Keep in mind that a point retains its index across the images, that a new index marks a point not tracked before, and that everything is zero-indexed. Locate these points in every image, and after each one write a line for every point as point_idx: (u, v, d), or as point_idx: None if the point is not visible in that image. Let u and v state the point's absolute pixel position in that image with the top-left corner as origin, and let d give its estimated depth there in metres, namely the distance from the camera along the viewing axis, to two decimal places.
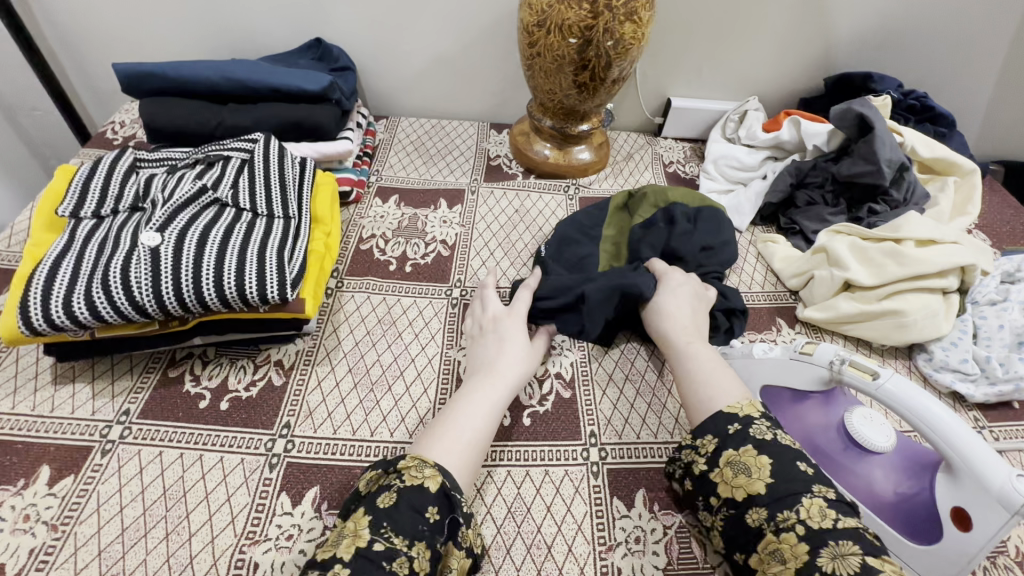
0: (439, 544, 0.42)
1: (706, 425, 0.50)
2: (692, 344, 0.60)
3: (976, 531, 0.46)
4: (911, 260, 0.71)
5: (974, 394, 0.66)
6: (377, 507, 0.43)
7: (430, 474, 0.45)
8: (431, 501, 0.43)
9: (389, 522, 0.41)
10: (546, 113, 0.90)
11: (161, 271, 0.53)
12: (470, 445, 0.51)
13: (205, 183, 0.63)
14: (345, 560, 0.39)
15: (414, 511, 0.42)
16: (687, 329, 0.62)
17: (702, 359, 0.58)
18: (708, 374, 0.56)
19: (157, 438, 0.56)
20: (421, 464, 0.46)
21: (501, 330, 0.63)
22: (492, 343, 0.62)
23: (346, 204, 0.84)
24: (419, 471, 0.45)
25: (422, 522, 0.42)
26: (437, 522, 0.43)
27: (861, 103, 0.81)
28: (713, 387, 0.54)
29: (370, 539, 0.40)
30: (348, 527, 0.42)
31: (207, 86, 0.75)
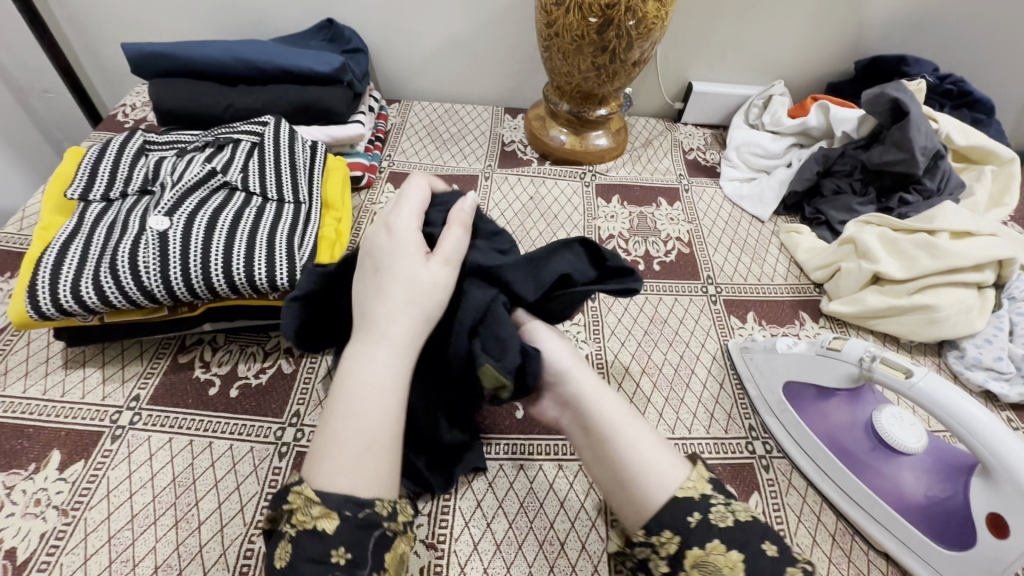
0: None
1: (659, 521, 0.39)
2: (606, 407, 0.46)
3: (1013, 538, 0.44)
4: (945, 253, 0.67)
5: (1009, 394, 0.63)
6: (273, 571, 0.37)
7: (320, 512, 0.36)
8: (332, 544, 0.36)
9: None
10: (562, 97, 0.87)
11: (169, 255, 0.52)
12: (360, 445, 0.38)
13: (214, 167, 0.62)
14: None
15: (311, 562, 0.36)
16: (594, 385, 0.47)
17: (632, 429, 0.44)
18: (644, 450, 0.43)
19: (167, 425, 0.56)
20: (307, 502, 0.37)
21: (380, 253, 0.46)
22: (370, 278, 0.45)
23: (358, 189, 0.83)
24: (307, 513, 0.37)
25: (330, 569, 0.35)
26: (350, 563, 0.36)
27: (897, 87, 0.76)
28: (653, 468, 0.42)
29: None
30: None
31: (217, 68, 0.73)
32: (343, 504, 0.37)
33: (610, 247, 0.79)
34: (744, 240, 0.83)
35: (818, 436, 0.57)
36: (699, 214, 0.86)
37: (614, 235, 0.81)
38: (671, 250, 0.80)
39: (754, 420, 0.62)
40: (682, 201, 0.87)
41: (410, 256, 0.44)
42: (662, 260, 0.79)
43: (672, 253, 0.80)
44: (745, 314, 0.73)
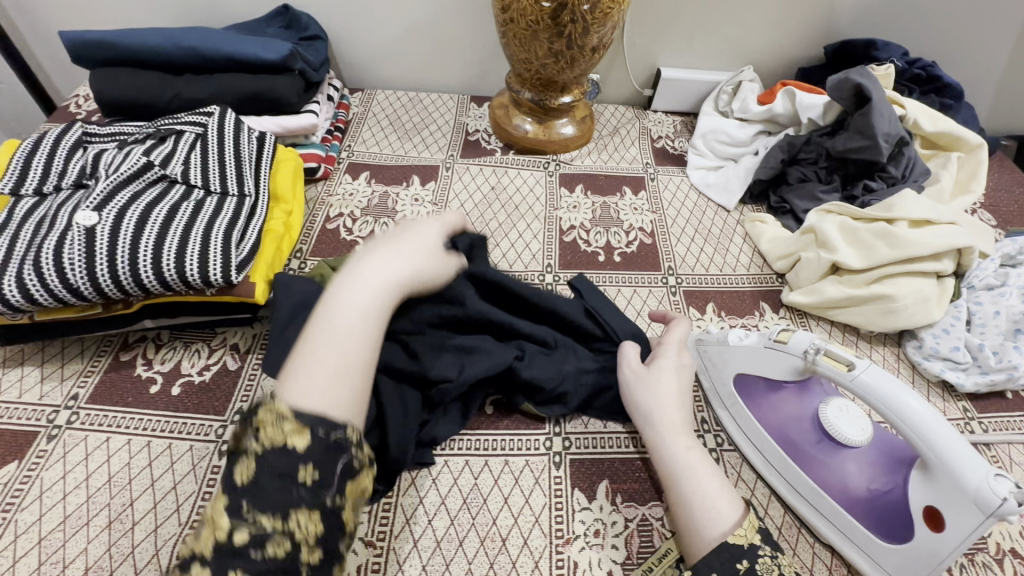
0: (327, 501, 0.36)
1: (710, 563, 0.42)
2: (692, 446, 0.49)
3: (949, 532, 0.43)
4: (903, 242, 0.66)
5: (964, 384, 0.63)
6: (234, 487, 0.36)
7: (292, 429, 0.36)
8: (300, 460, 0.36)
9: (249, 500, 0.35)
10: (524, 85, 0.85)
11: (96, 252, 0.51)
12: (333, 363, 0.40)
13: (152, 159, 0.60)
14: (206, 560, 0.34)
15: (277, 477, 0.35)
16: (682, 425, 0.51)
17: (708, 471, 0.48)
18: (716, 492, 0.46)
19: (104, 424, 0.55)
20: (278, 418, 0.37)
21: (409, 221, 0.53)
22: (391, 234, 0.51)
23: (314, 180, 0.81)
24: (276, 428, 0.36)
25: (296, 487, 0.36)
26: (316, 482, 0.36)
27: (861, 73, 0.75)
28: (721, 513, 0.45)
29: (231, 530, 0.35)
30: (207, 517, 0.36)
31: (160, 56, 0.71)
32: (316, 422, 0.37)
33: (570, 238, 0.78)
34: (708, 230, 0.81)
35: (767, 431, 0.56)
36: (663, 204, 0.84)
37: (575, 226, 0.80)
38: (633, 241, 0.79)
39: (707, 413, 0.62)
40: (647, 190, 0.86)
41: (434, 235, 0.53)
42: (623, 251, 0.77)
43: (634, 243, 0.78)
44: (704, 305, 0.72)
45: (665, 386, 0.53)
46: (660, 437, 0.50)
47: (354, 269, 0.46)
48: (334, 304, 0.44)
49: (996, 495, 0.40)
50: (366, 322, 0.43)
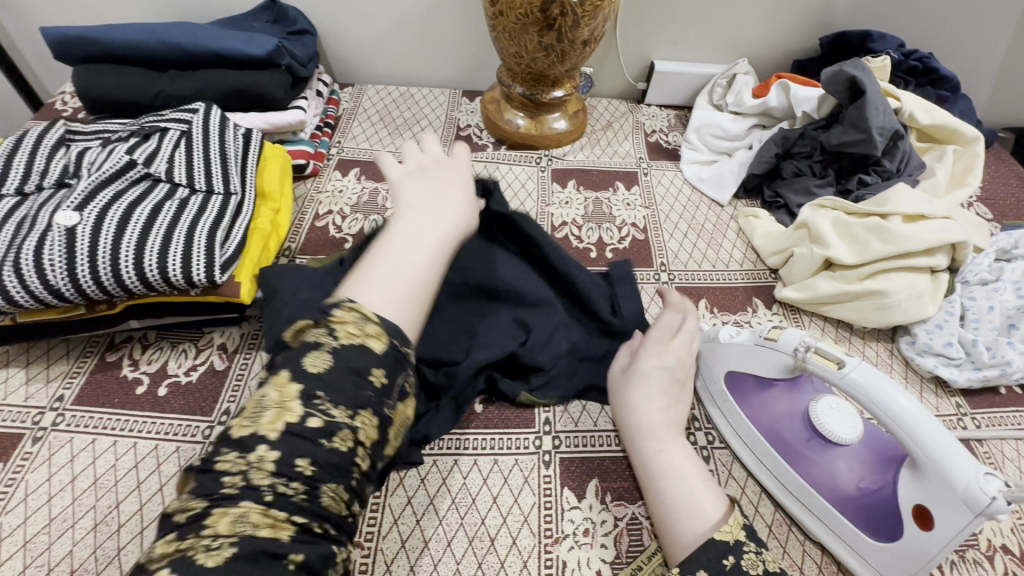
0: (388, 409, 0.37)
1: (697, 560, 0.41)
2: (662, 449, 0.49)
3: (937, 530, 0.43)
4: (896, 237, 0.66)
5: (957, 380, 0.62)
6: (305, 374, 0.35)
7: (372, 332, 0.38)
8: (376, 363, 0.37)
9: (322, 390, 0.35)
10: (515, 79, 0.84)
11: (77, 252, 0.50)
12: (405, 288, 0.42)
13: (135, 157, 0.60)
14: (271, 439, 0.33)
15: (351, 372, 0.36)
16: (655, 426, 0.50)
17: (677, 474, 0.47)
18: (685, 495, 0.45)
19: (90, 426, 0.55)
20: (361, 320, 0.38)
21: (440, 167, 0.54)
22: (428, 178, 0.52)
23: (303, 177, 0.80)
24: (359, 328, 0.37)
25: (367, 388, 0.36)
26: (385, 386, 0.37)
27: (856, 65, 0.74)
28: (691, 517, 0.44)
29: (303, 415, 0.34)
30: (270, 398, 0.35)
31: (143, 52, 0.70)
32: (394, 334, 0.39)
33: (562, 234, 0.77)
34: (701, 225, 0.81)
35: (758, 429, 0.56)
36: (656, 199, 0.83)
37: (567, 222, 0.79)
38: (625, 236, 0.78)
39: (698, 410, 0.62)
40: (640, 185, 0.85)
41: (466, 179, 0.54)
42: (615, 247, 0.77)
43: (627, 239, 0.78)
44: (696, 302, 0.71)
45: (634, 388, 0.52)
46: (635, 442, 0.51)
47: (422, 212, 0.48)
48: (397, 238, 0.46)
49: (984, 494, 0.40)
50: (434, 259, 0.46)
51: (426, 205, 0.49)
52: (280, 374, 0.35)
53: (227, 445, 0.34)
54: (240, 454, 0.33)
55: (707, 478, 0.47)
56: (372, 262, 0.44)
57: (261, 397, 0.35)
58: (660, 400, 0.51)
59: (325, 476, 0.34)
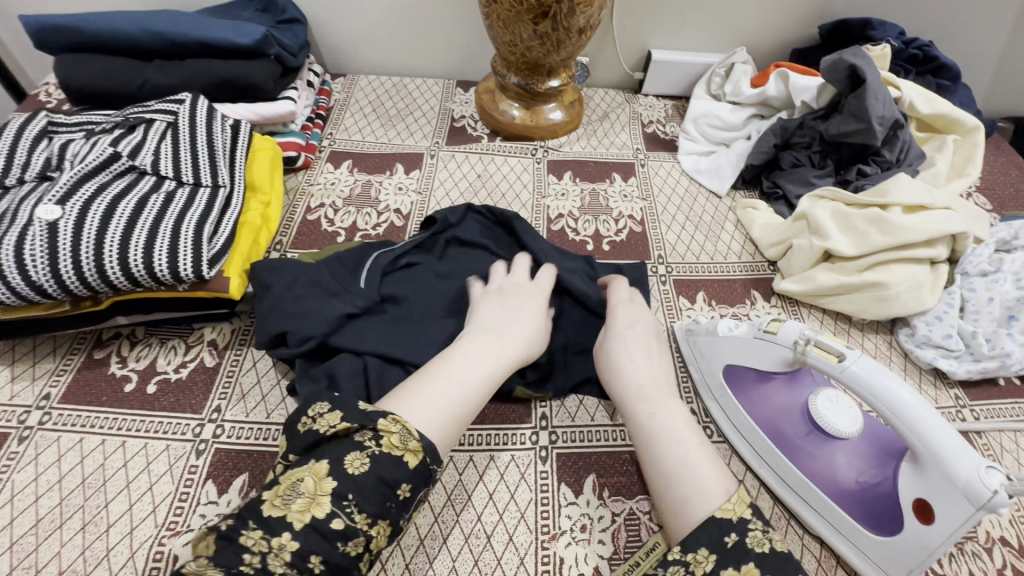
0: (401, 520, 0.41)
1: (698, 538, 0.40)
2: (654, 414, 0.49)
3: (938, 524, 0.43)
4: (896, 228, 0.65)
5: (957, 371, 0.62)
6: (341, 473, 0.39)
7: (411, 446, 0.41)
8: (404, 477, 0.40)
9: (355, 495, 0.38)
10: (510, 69, 0.83)
11: (59, 247, 0.49)
12: (454, 405, 0.45)
13: (119, 149, 0.58)
14: (296, 529, 0.37)
15: (383, 483, 0.39)
16: (643, 387, 0.51)
17: (671, 439, 0.46)
18: (680, 458, 0.45)
19: (77, 424, 0.53)
20: (404, 434, 0.41)
21: (520, 292, 0.59)
22: (508, 303, 0.57)
23: (294, 169, 0.79)
24: (402, 441, 0.41)
25: (391, 499, 0.40)
26: (406, 498, 0.41)
27: (856, 53, 0.73)
28: (690, 486, 0.43)
29: (329, 513, 0.37)
30: (304, 485, 0.38)
31: (128, 41, 0.68)
32: (429, 450, 0.42)
33: (558, 227, 0.76)
34: (699, 217, 0.80)
35: (757, 423, 0.55)
36: (654, 191, 0.82)
37: (564, 214, 0.78)
38: (623, 229, 0.77)
39: (697, 404, 0.61)
40: (637, 177, 0.84)
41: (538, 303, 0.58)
42: (612, 240, 0.75)
43: (624, 232, 0.77)
44: (694, 295, 0.70)
45: (617, 353, 0.54)
46: (626, 406, 0.51)
47: (491, 333, 0.53)
48: (458, 356, 0.49)
49: (986, 487, 0.40)
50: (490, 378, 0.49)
51: (497, 325, 0.54)
52: (317, 464, 0.39)
53: (254, 518, 0.37)
54: (264, 535, 0.36)
55: (705, 444, 0.46)
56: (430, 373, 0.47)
57: (295, 479, 0.39)
58: (645, 363, 0.53)
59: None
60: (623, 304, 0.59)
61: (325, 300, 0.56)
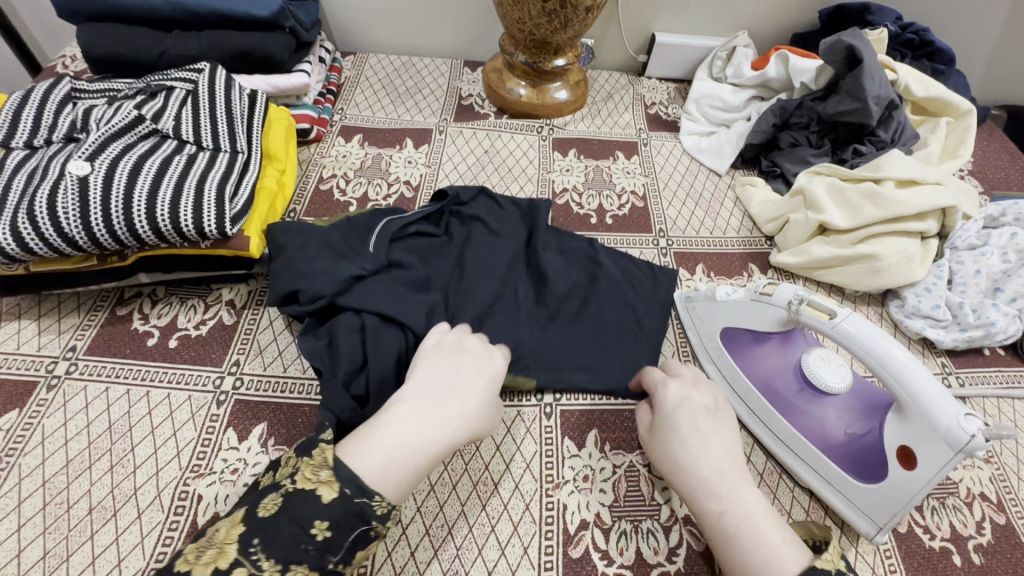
0: (328, 565, 0.38)
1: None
2: (723, 512, 0.42)
3: (921, 468, 0.45)
4: (889, 202, 0.67)
5: (944, 340, 0.65)
6: (254, 518, 0.38)
7: (325, 480, 0.39)
8: (322, 512, 0.38)
9: (259, 539, 0.37)
10: (517, 47, 0.85)
11: (90, 202, 0.51)
12: (403, 458, 0.41)
13: (143, 112, 0.60)
14: None
15: (293, 524, 0.37)
16: (708, 479, 0.44)
17: (748, 537, 0.41)
18: (762, 563, 0.39)
19: (103, 374, 0.56)
20: (320, 465, 0.40)
21: (475, 362, 0.50)
22: (460, 370, 0.49)
23: (307, 142, 0.81)
24: (313, 475, 0.39)
25: (306, 541, 0.37)
26: (327, 541, 0.38)
27: (854, 34, 0.75)
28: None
29: (234, 561, 0.36)
30: (216, 537, 0.37)
31: (146, 11, 0.70)
32: (348, 481, 0.39)
33: (563, 201, 0.79)
34: (699, 194, 0.82)
35: (752, 382, 0.58)
36: (656, 168, 0.85)
37: (568, 189, 0.80)
38: (625, 204, 0.79)
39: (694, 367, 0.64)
40: (640, 155, 0.86)
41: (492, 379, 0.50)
42: (615, 214, 0.78)
43: (626, 206, 0.79)
44: (694, 266, 0.73)
45: (671, 439, 0.47)
46: (690, 496, 0.45)
47: (446, 389, 0.47)
48: (409, 414, 0.44)
49: (965, 432, 0.42)
50: (444, 445, 0.44)
51: (445, 385, 0.47)
52: (233, 512, 0.39)
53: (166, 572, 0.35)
54: None
55: (790, 540, 0.40)
56: (379, 420, 0.43)
57: (211, 533, 0.38)
58: (701, 444, 0.46)
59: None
60: (663, 382, 0.52)
61: (336, 262, 0.58)
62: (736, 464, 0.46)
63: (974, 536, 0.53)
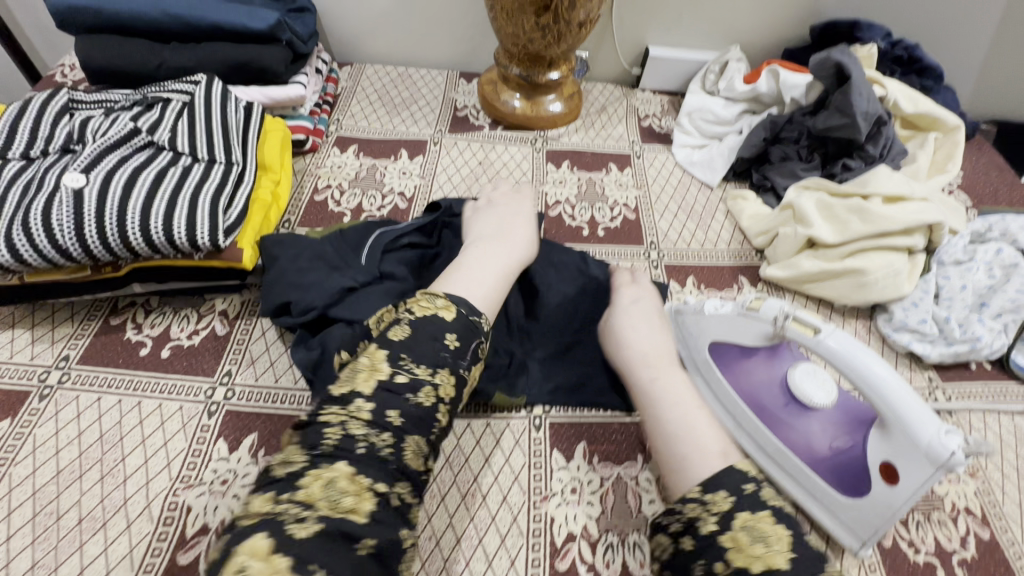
0: (460, 369, 0.48)
1: (718, 479, 0.43)
2: (655, 380, 0.54)
3: (902, 483, 0.46)
4: (876, 217, 0.68)
5: (930, 354, 0.66)
6: (391, 342, 0.47)
7: (442, 306, 0.50)
8: (448, 329, 0.49)
9: (406, 353, 0.46)
10: (512, 60, 0.86)
11: (83, 214, 0.52)
12: (481, 287, 0.56)
13: (139, 125, 0.61)
14: (367, 394, 0.44)
15: (432, 340, 0.48)
16: (646, 357, 0.57)
17: (669, 400, 0.52)
18: (678, 418, 0.50)
19: (95, 384, 0.56)
20: (434, 299, 0.51)
21: (504, 226, 0.66)
22: (494, 226, 0.66)
23: (302, 153, 0.82)
24: (431, 303, 0.50)
25: (443, 349, 0.48)
26: (458, 348, 0.49)
27: (842, 51, 0.76)
28: (689, 444, 0.48)
29: (390, 373, 0.45)
30: (363, 364, 0.46)
31: (144, 23, 0.70)
32: (461, 306, 0.51)
33: (555, 213, 0.79)
34: (690, 206, 0.83)
35: (740, 396, 0.58)
36: (648, 181, 0.86)
37: (561, 201, 0.81)
38: (617, 216, 0.80)
39: None
40: (633, 167, 0.87)
41: (525, 242, 0.65)
42: (607, 226, 0.79)
43: (618, 219, 0.80)
44: (684, 278, 0.73)
45: (622, 328, 0.60)
46: (631, 375, 0.57)
47: (491, 242, 0.62)
48: (473, 266, 0.58)
49: (945, 449, 0.43)
50: (502, 276, 0.59)
51: (488, 241, 0.62)
52: (370, 347, 0.47)
53: (328, 399, 0.44)
54: (341, 407, 0.43)
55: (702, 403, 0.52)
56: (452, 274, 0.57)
57: (356, 365, 0.47)
58: (644, 331, 0.59)
59: (412, 427, 0.44)
60: (625, 284, 0.66)
61: (326, 276, 0.58)
62: (669, 350, 0.58)
63: (958, 551, 0.54)
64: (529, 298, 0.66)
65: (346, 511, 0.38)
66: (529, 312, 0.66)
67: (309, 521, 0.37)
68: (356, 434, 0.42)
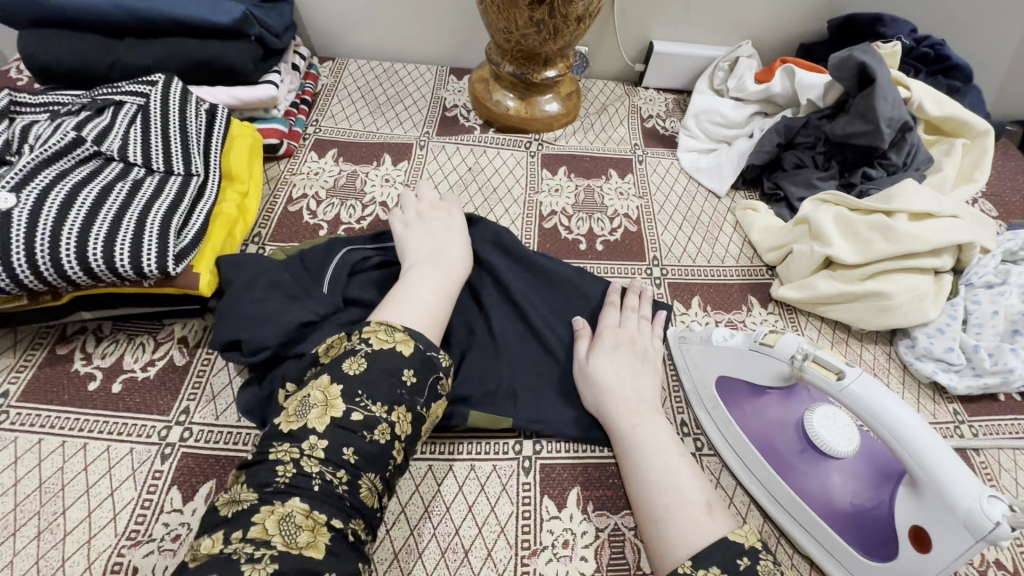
0: (418, 407, 0.43)
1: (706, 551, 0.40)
2: (637, 427, 0.50)
3: (937, 552, 0.41)
4: (901, 236, 0.62)
5: (957, 386, 0.60)
6: (345, 376, 0.41)
7: (401, 340, 0.45)
8: (405, 364, 0.43)
9: (363, 390, 0.41)
10: (504, 57, 0.79)
11: (10, 239, 0.46)
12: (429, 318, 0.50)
13: (84, 133, 0.55)
14: (319, 432, 0.39)
15: (386, 374, 0.42)
16: (629, 401, 0.52)
17: (653, 449, 0.48)
18: (661, 473, 0.46)
19: (37, 424, 0.51)
20: (390, 330, 0.45)
21: (446, 237, 0.60)
22: (433, 233, 0.60)
23: (277, 158, 0.75)
24: (389, 336, 0.44)
25: (400, 386, 0.42)
26: (415, 385, 0.43)
27: (865, 51, 0.70)
28: (668, 510, 0.44)
29: (346, 411, 0.40)
30: (315, 398, 0.41)
31: (95, 16, 0.64)
32: (418, 339, 0.45)
33: (550, 225, 0.73)
34: (696, 218, 0.77)
35: (750, 438, 0.53)
36: (651, 189, 0.79)
37: (557, 211, 0.75)
38: (618, 228, 0.74)
39: (687, 415, 0.58)
40: (635, 173, 0.81)
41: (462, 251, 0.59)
42: (606, 239, 0.73)
43: (618, 231, 0.74)
44: (690, 299, 0.67)
45: (603, 370, 0.54)
46: (611, 418, 0.52)
47: (433, 264, 0.56)
48: (418, 293, 0.52)
49: (988, 518, 0.37)
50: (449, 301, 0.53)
51: (429, 266, 0.56)
52: (321, 377, 0.42)
53: (275, 438, 0.39)
54: (292, 446, 0.38)
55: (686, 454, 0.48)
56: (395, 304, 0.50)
57: (305, 398, 0.41)
58: (627, 376, 0.54)
59: (368, 467, 0.40)
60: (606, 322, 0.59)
61: (291, 304, 0.52)
62: (651, 397, 0.53)
63: None
64: (517, 323, 0.61)
65: (301, 548, 0.35)
66: (518, 339, 0.60)
67: (263, 561, 0.33)
68: (307, 472, 0.38)
